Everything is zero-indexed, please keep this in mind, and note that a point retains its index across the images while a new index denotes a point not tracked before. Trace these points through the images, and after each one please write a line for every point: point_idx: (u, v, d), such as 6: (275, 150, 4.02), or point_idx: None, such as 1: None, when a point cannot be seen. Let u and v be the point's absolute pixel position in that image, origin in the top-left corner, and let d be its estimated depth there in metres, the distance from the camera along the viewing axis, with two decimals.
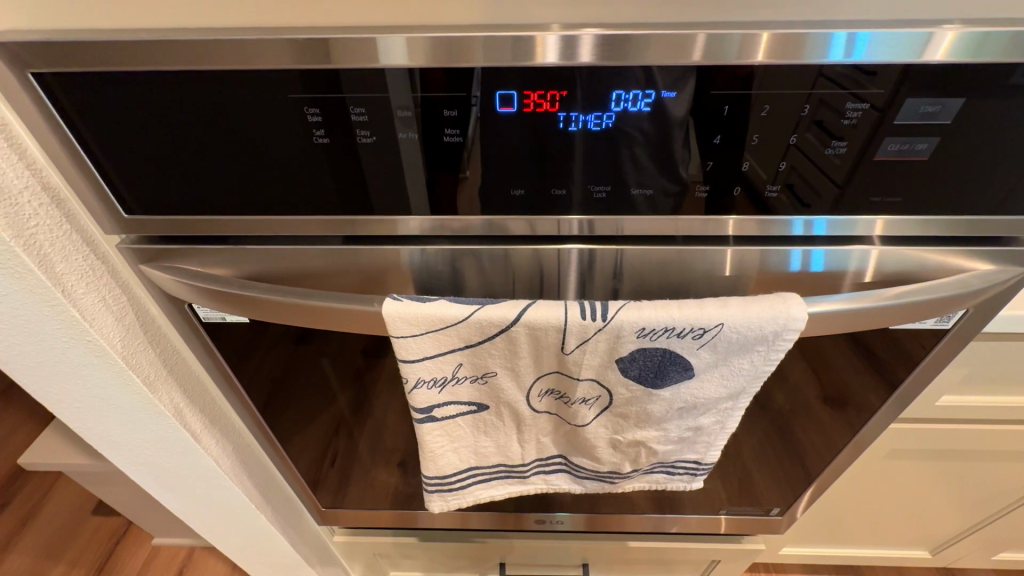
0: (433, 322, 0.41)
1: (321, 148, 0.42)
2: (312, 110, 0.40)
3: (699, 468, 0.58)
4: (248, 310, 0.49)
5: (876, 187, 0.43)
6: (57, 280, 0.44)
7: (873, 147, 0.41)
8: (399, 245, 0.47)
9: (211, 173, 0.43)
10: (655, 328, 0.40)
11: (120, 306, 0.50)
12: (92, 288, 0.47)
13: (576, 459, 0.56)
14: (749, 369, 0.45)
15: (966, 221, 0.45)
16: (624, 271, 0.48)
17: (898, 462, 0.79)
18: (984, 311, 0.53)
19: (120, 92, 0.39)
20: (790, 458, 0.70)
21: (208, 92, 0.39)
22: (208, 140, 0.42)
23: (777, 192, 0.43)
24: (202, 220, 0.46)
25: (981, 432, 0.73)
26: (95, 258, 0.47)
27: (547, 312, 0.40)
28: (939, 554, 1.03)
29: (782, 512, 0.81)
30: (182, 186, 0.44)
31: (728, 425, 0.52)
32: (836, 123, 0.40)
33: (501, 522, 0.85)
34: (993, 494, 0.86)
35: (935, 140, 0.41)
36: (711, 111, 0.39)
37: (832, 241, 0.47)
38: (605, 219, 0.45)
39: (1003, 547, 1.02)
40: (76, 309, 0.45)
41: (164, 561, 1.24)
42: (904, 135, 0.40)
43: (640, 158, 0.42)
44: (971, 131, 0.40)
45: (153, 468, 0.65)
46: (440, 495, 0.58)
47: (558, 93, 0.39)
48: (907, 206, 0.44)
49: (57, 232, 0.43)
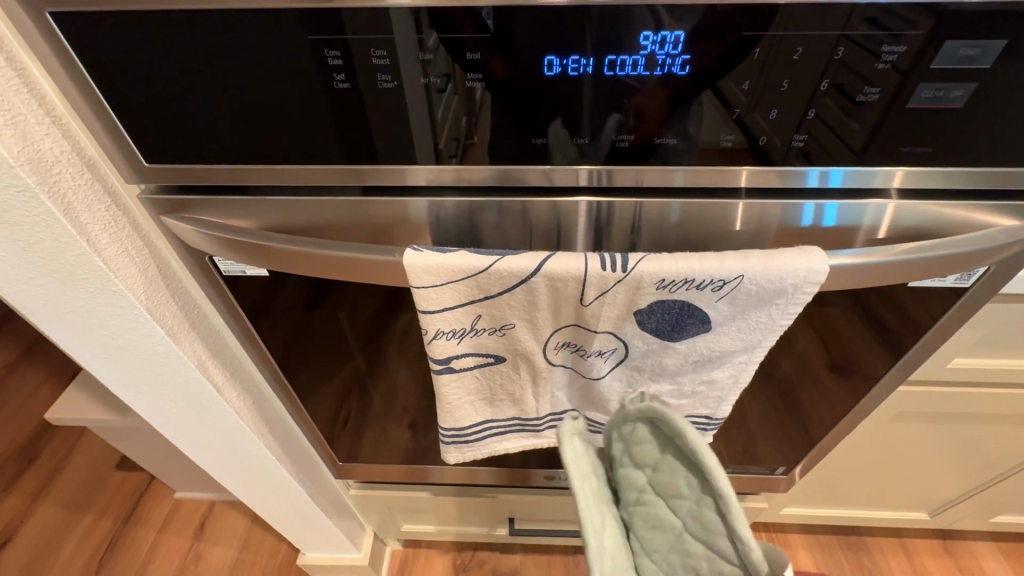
0: (453, 273, 0.41)
1: (340, 93, 0.41)
2: (333, 52, 0.39)
3: (710, 423, 0.59)
4: (267, 261, 0.49)
5: (906, 136, 0.42)
6: (82, 230, 0.44)
7: (907, 93, 0.40)
8: (416, 197, 0.47)
9: (229, 119, 0.43)
10: (675, 279, 0.41)
11: (143, 258, 0.50)
12: (115, 239, 0.47)
13: (589, 414, 0.57)
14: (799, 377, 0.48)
15: (992, 174, 0.44)
16: (642, 225, 0.48)
17: (905, 424, 0.80)
18: (1003, 271, 0.52)
19: (136, 31, 0.38)
20: (798, 419, 0.71)
21: (225, 31, 0.38)
22: (226, 85, 0.41)
23: (803, 142, 0.42)
24: (221, 169, 0.46)
25: (991, 396, 0.74)
26: (116, 209, 0.47)
27: (568, 263, 0.40)
28: (936, 516, 1.06)
29: (787, 472, 0.83)
30: (200, 133, 0.44)
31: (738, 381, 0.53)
32: (871, 67, 0.39)
33: (511, 477, 0.87)
34: (997, 457, 0.87)
35: (971, 86, 0.39)
36: (741, 54, 0.38)
37: (849, 195, 0.46)
38: (624, 170, 0.45)
39: (1002, 510, 1.04)
40: (101, 259, 0.46)
41: (186, 513, 1.29)
42: (938, 81, 0.39)
43: (662, 106, 0.41)
44: (1011, 78, 0.39)
45: (177, 419, 0.66)
46: (455, 446, 0.59)
47: (583, 36, 0.38)
48: (936, 157, 0.43)
49: (79, 181, 0.43)
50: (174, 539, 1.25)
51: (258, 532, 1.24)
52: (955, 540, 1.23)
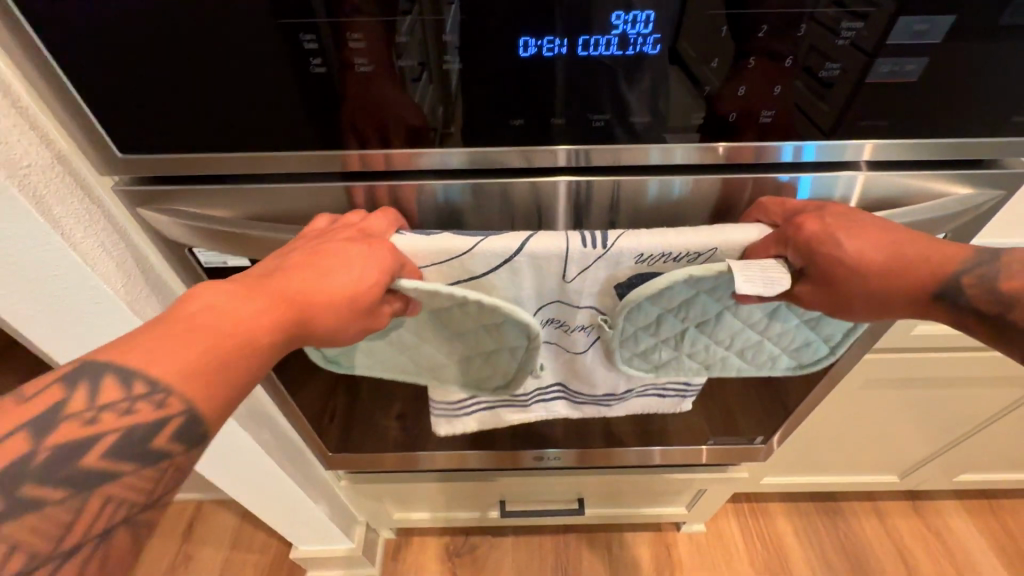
0: (437, 255, 0.42)
1: (317, 77, 0.41)
2: (309, 36, 0.39)
3: (688, 389, 0.62)
4: (249, 249, 0.49)
5: (866, 111, 0.44)
6: (56, 224, 0.43)
7: (864, 69, 0.41)
8: (398, 182, 0.48)
9: (203, 106, 0.42)
10: (653, 254, 0.42)
11: (119, 253, 0.49)
12: (90, 233, 0.46)
13: (574, 387, 0.59)
14: (724, 329, 0.51)
15: (945, 145, 0.46)
16: (620, 202, 0.49)
17: (874, 390, 0.84)
18: (958, 237, 0.55)
19: (103, 19, 0.37)
20: (775, 390, 0.73)
21: (196, 15, 0.38)
22: (199, 72, 0.40)
23: (772, 118, 0.44)
24: (198, 158, 0.46)
25: (951, 359, 0.78)
26: (90, 202, 0.46)
27: (550, 242, 0.41)
28: (905, 477, 1.11)
29: (765, 441, 0.86)
30: (173, 121, 0.43)
31: (687, 354, 0.54)
32: (830, 44, 0.40)
33: (501, 460, 0.89)
34: (959, 419, 0.92)
35: (923, 61, 0.41)
36: (709, 32, 0.39)
37: (822, 167, 0.49)
38: (600, 149, 0.46)
39: (965, 469, 1.10)
40: (77, 254, 0.45)
41: (172, 518, 1.28)
42: (894, 56, 0.41)
43: (633, 84, 0.42)
44: (960, 52, 0.41)
45: None
46: (447, 419, 0.61)
47: (556, 17, 0.38)
48: (894, 130, 0.45)
49: (49, 174, 0.42)
50: (162, 541, 1.24)
51: (249, 530, 1.24)
52: (924, 501, 1.30)
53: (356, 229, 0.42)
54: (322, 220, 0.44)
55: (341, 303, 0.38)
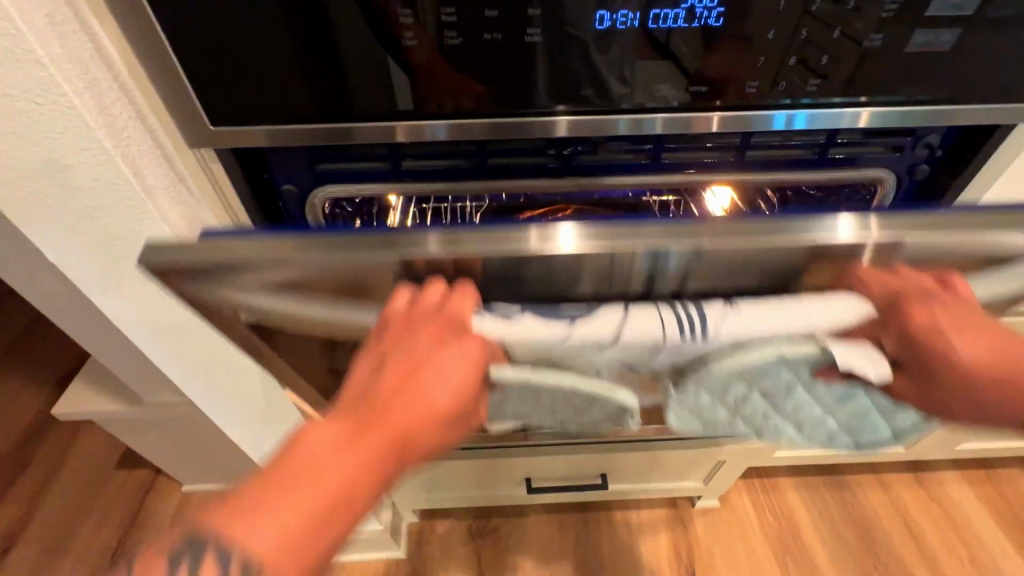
0: None
1: (407, 49, 0.44)
2: (406, 10, 0.42)
3: None
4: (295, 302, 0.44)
5: (902, 79, 0.48)
6: (146, 191, 0.47)
7: (903, 40, 0.45)
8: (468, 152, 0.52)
9: (293, 79, 0.45)
10: None
11: (196, 224, 0.53)
12: (173, 202, 0.50)
13: None
14: (792, 402, 0.48)
15: (971, 112, 0.50)
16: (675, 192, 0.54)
17: None
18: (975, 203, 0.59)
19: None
20: None
21: None
22: (295, 46, 0.43)
23: (817, 85, 0.48)
24: (283, 131, 0.48)
25: None
26: (173, 175, 0.50)
27: None
28: (911, 448, 1.16)
29: None
30: (263, 93, 0.46)
31: (745, 415, 0.51)
32: (874, 16, 0.44)
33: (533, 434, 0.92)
34: None
35: (956, 31, 0.45)
36: (767, 5, 0.43)
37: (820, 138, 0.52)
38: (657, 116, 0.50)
39: (967, 438, 1.15)
40: (163, 220, 0.49)
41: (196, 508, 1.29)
42: (930, 27, 0.45)
43: (692, 55, 0.46)
44: (990, 24, 0.45)
45: None
46: None
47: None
48: (925, 97, 0.49)
49: (143, 146, 0.46)
50: None
51: None
52: (926, 473, 1.36)
53: (441, 318, 0.40)
54: (402, 299, 0.42)
55: (433, 428, 0.42)
